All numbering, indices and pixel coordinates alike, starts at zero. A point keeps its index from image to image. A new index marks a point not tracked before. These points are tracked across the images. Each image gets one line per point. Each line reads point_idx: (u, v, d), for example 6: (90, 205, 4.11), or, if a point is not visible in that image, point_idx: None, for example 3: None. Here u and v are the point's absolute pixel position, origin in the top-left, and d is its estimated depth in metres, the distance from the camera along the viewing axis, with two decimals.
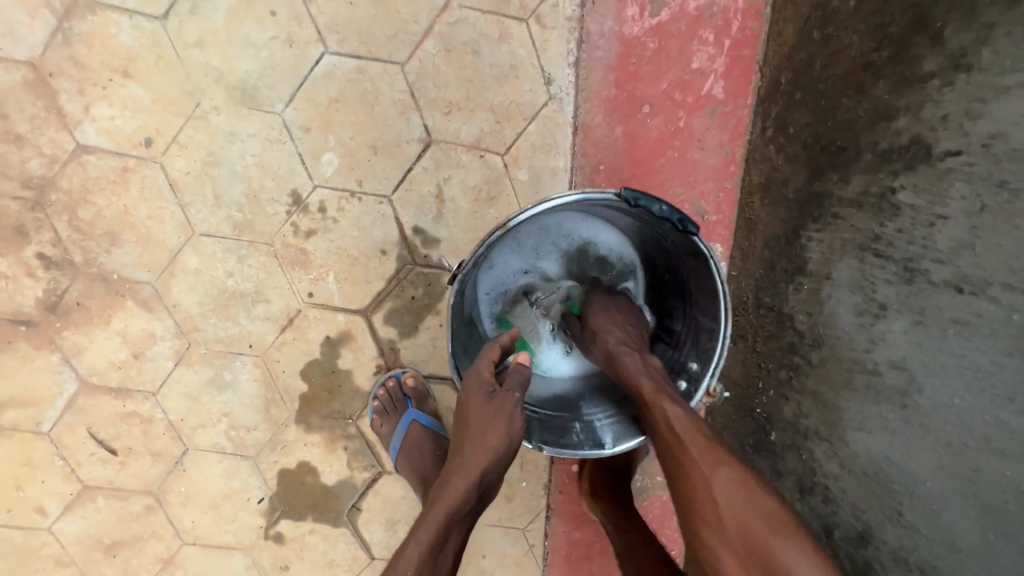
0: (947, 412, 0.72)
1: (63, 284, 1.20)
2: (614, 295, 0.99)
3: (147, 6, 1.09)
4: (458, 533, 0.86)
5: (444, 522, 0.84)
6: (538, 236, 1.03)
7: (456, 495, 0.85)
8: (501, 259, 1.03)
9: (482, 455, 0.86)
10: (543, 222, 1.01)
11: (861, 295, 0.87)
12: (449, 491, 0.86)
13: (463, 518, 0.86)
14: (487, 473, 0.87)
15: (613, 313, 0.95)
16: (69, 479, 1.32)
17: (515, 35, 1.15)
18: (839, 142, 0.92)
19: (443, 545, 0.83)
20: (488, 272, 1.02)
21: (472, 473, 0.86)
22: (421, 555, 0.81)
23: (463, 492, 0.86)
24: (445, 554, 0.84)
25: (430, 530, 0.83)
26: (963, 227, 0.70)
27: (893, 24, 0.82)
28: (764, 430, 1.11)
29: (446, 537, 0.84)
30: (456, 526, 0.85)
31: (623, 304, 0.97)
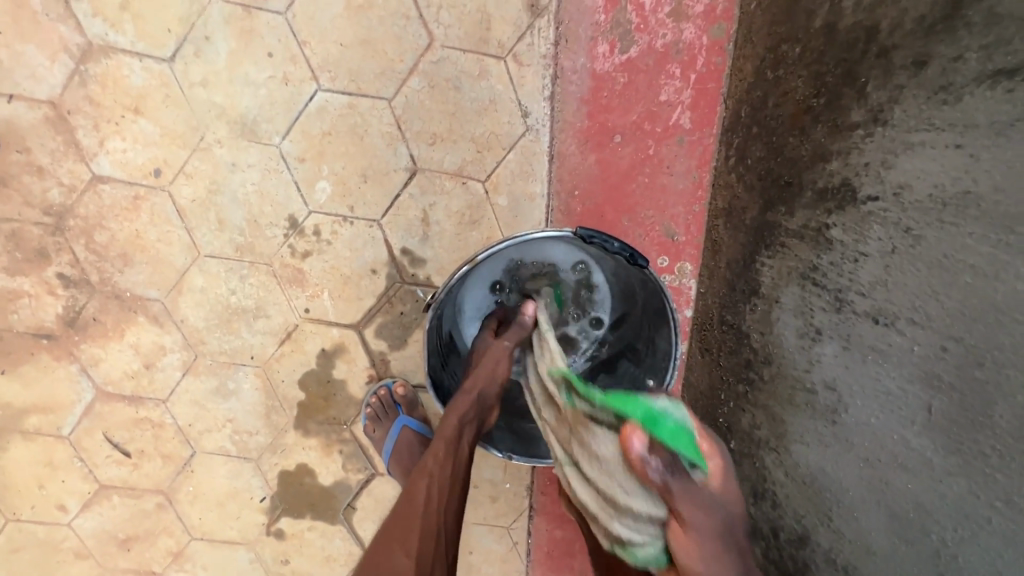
0: (866, 429, 0.81)
1: (81, 301, 1.31)
2: (719, 459, 0.70)
3: (154, 49, 1.18)
4: (471, 435, 0.95)
5: (454, 431, 0.93)
6: (526, 257, 1.05)
7: (463, 409, 0.94)
8: (484, 267, 1.04)
9: (480, 377, 0.96)
10: (531, 246, 1.03)
11: (802, 319, 0.95)
12: (455, 408, 0.95)
13: (472, 423, 0.95)
14: (487, 391, 0.96)
15: (738, 501, 0.69)
16: (86, 478, 1.44)
17: (494, 72, 1.24)
18: (786, 177, 1.00)
19: (458, 444, 0.93)
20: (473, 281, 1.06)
21: (471, 390, 0.95)
22: (442, 446, 0.93)
23: (468, 407, 0.95)
24: (461, 452, 0.94)
25: (445, 432, 0.94)
26: (878, 264, 0.78)
27: (828, 74, 0.90)
28: (725, 438, 1.19)
29: (459, 438, 0.94)
30: (467, 428, 0.95)
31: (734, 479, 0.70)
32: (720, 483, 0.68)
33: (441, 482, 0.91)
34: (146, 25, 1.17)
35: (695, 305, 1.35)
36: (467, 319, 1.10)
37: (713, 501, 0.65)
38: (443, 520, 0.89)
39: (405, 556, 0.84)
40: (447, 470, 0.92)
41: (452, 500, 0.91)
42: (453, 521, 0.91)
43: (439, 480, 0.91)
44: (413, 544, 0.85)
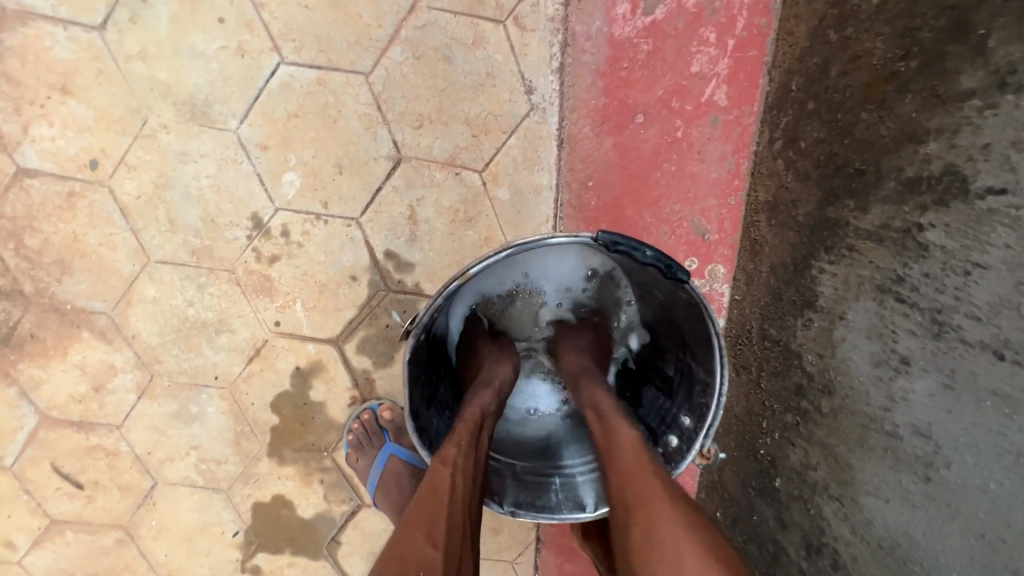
0: (980, 496, 0.62)
1: (14, 315, 1.13)
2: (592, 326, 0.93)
3: (82, 15, 1.00)
4: (490, 428, 0.81)
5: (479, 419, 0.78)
6: (531, 272, 0.90)
7: (488, 398, 0.81)
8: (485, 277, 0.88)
9: (499, 367, 0.86)
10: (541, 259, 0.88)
11: (879, 343, 0.75)
12: (477, 396, 0.81)
13: (493, 413, 0.82)
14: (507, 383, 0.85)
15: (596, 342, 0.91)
16: (35, 513, 1.25)
17: (491, 39, 1.04)
18: (858, 164, 0.79)
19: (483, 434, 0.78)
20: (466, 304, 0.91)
21: (495, 384, 0.83)
22: (466, 432, 0.76)
23: (491, 398, 0.82)
24: (484, 446, 0.78)
25: (472, 418, 0.78)
26: (1005, 281, 0.59)
27: (924, 28, 0.69)
28: (768, 475, 0.99)
29: (483, 428, 0.79)
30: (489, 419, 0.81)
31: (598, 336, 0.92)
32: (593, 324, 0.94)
33: (468, 472, 0.74)
34: None
35: (728, 314, 1.15)
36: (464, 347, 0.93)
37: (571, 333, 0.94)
38: (467, 518, 0.73)
39: (433, 549, 0.68)
40: (473, 461, 0.75)
41: (475, 494, 0.76)
42: (471, 523, 0.75)
43: (467, 469, 0.74)
44: (443, 538, 0.69)
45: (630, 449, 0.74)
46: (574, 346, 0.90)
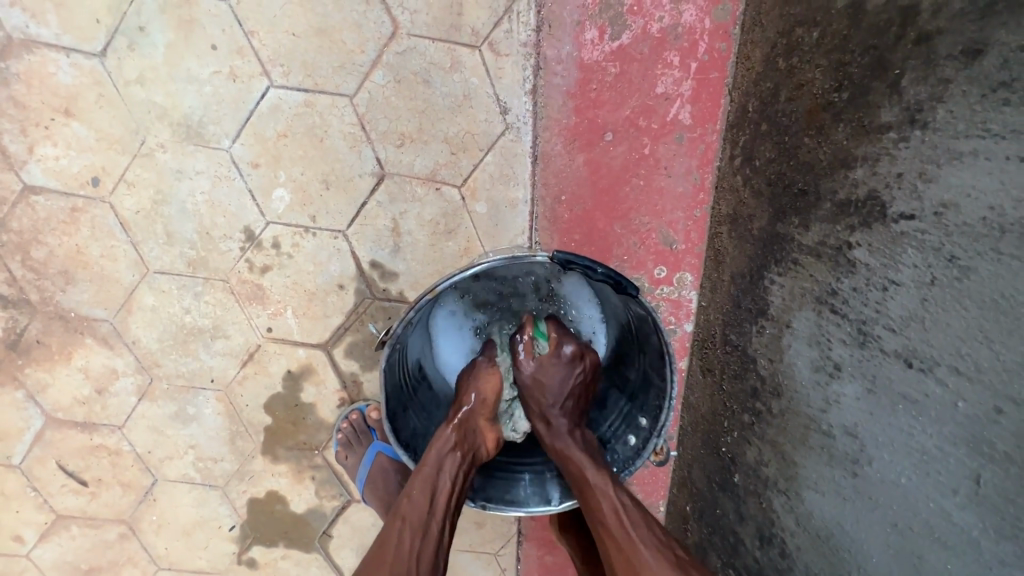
0: (894, 490, 0.69)
1: (22, 322, 1.20)
2: (557, 355, 0.88)
3: (84, 43, 1.07)
4: (452, 472, 0.83)
5: (435, 468, 0.83)
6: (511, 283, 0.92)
7: (444, 442, 0.84)
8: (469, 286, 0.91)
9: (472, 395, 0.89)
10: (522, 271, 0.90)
11: (818, 350, 0.82)
12: (440, 438, 0.85)
13: (454, 455, 0.83)
14: (472, 413, 0.87)
15: (548, 371, 0.88)
16: (42, 508, 1.32)
17: (467, 63, 1.11)
18: (801, 184, 0.85)
19: (436, 483, 0.82)
20: (457, 295, 0.92)
21: (456, 420, 0.86)
22: (418, 485, 0.83)
23: (451, 439, 0.84)
24: (441, 491, 0.83)
25: (426, 465, 0.83)
26: (912, 297, 0.66)
27: (853, 64, 0.75)
28: (729, 471, 1.06)
29: (439, 475, 0.83)
30: (451, 464, 0.83)
31: (558, 367, 0.88)
32: (544, 358, 0.89)
33: (415, 525, 0.82)
34: (72, 16, 1.06)
35: (695, 319, 1.21)
36: (446, 334, 0.97)
37: (532, 364, 0.89)
38: (416, 571, 0.80)
39: None
40: (423, 511, 0.82)
41: (432, 546, 0.82)
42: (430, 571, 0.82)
43: (413, 522, 0.82)
44: None
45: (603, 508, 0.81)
46: (534, 401, 0.89)
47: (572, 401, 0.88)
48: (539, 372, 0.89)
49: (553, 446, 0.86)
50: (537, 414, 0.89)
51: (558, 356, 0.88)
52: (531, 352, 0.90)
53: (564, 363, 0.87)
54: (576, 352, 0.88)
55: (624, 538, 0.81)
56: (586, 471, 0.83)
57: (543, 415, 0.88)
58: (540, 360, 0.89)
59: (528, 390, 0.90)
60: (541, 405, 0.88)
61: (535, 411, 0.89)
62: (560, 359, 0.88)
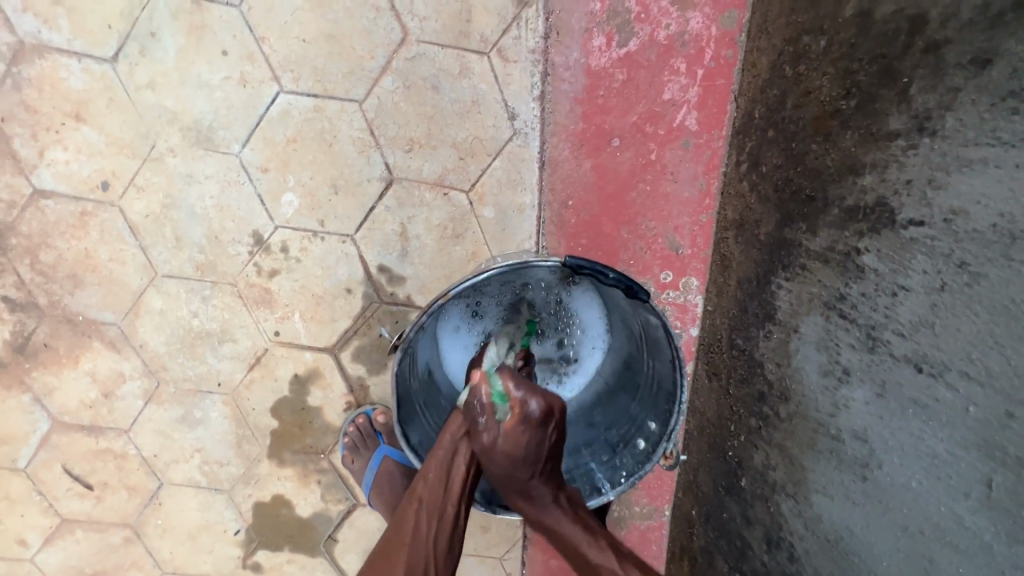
0: (904, 494, 0.70)
1: (30, 326, 1.20)
2: (521, 426, 0.78)
3: (95, 49, 1.07)
4: (467, 457, 0.84)
5: (451, 449, 0.84)
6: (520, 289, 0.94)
7: (458, 425, 0.85)
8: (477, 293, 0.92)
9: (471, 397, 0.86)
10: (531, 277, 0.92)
11: (826, 354, 0.82)
12: (453, 419, 0.85)
13: (469, 439, 0.85)
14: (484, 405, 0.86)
15: (516, 445, 0.79)
16: (47, 512, 1.31)
17: (476, 69, 1.11)
18: (808, 190, 0.86)
19: (453, 464, 0.83)
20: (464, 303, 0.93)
21: (467, 406, 0.86)
22: (434, 467, 0.83)
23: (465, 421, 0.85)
24: (456, 475, 0.83)
25: (440, 448, 0.84)
26: (922, 302, 0.67)
27: (861, 72, 0.76)
28: (735, 475, 1.06)
29: (455, 457, 0.84)
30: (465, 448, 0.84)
31: (524, 436, 0.78)
32: (510, 431, 0.78)
33: (430, 507, 0.83)
34: (84, 22, 1.06)
35: (701, 324, 1.22)
36: (454, 347, 0.97)
37: (496, 433, 0.80)
38: (434, 549, 0.83)
39: None
40: (438, 494, 0.83)
41: (448, 527, 0.83)
42: (447, 550, 0.84)
43: (428, 505, 0.83)
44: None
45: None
46: (506, 473, 0.82)
47: (547, 463, 0.82)
48: (504, 440, 0.79)
49: (537, 519, 0.83)
50: (516, 489, 0.83)
51: (525, 427, 0.78)
52: (494, 415, 0.80)
53: (532, 426, 0.78)
54: (541, 412, 0.78)
55: None
56: (587, 546, 0.83)
57: (523, 489, 0.82)
58: (503, 432, 0.79)
59: (497, 462, 0.81)
60: (518, 475, 0.82)
61: (512, 485, 0.83)
62: (526, 427, 0.78)
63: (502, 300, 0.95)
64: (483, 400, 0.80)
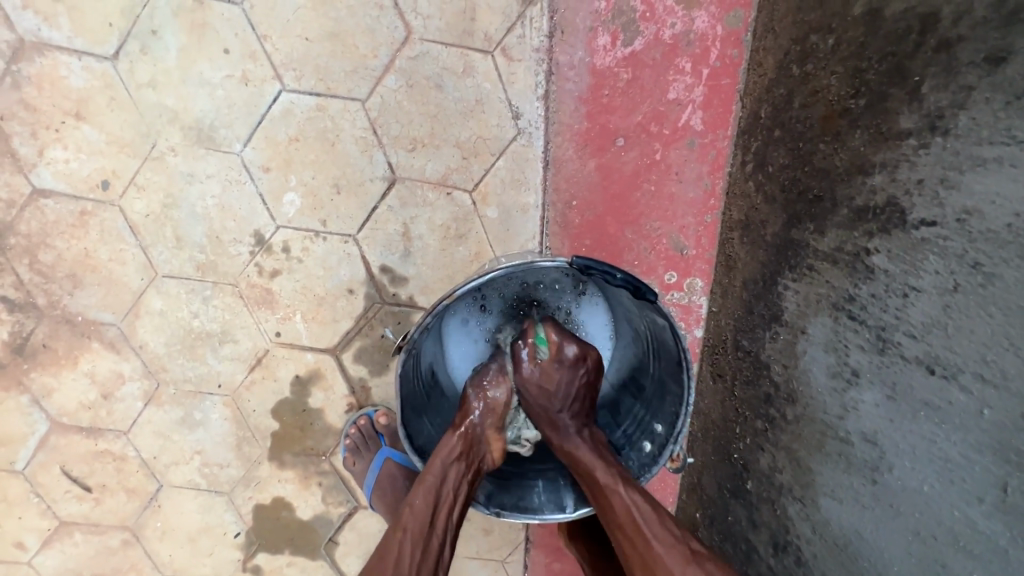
0: (916, 498, 0.69)
1: (28, 327, 1.19)
2: (559, 364, 0.85)
3: (96, 47, 1.06)
4: (456, 482, 0.83)
5: (439, 478, 0.83)
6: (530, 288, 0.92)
7: (448, 452, 0.83)
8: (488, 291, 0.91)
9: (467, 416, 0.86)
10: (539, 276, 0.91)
11: (835, 356, 0.81)
12: (444, 444, 0.84)
13: (458, 465, 0.83)
14: (477, 428, 0.85)
15: (554, 379, 0.85)
16: (45, 515, 1.30)
17: (480, 68, 1.11)
18: (816, 190, 0.86)
19: (440, 492, 0.83)
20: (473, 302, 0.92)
21: (463, 429, 0.84)
22: (422, 495, 0.83)
23: (455, 449, 0.83)
24: (442, 505, 0.83)
25: (428, 476, 0.83)
26: (935, 304, 0.66)
27: (871, 71, 0.76)
28: (741, 478, 1.05)
29: (442, 485, 0.83)
30: (453, 476, 0.83)
31: (564, 373, 0.85)
32: (548, 367, 0.85)
33: (415, 537, 0.84)
34: (85, 20, 1.05)
35: (705, 325, 1.21)
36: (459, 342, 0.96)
37: (535, 370, 0.86)
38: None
39: None
40: (423, 524, 0.84)
41: (433, 552, 0.85)
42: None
43: (414, 535, 0.84)
44: None
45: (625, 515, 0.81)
46: (540, 404, 0.87)
47: (580, 404, 0.86)
48: (543, 378, 0.86)
49: (563, 448, 0.85)
50: (545, 419, 0.87)
51: (564, 364, 0.85)
52: (532, 358, 0.86)
53: (567, 366, 0.85)
54: (575, 356, 0.85)
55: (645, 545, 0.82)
56: (597, 470, 0.82)
57: (550, 420, 0.86)
58: (542, 367, 0.86)
59: (534, 397, 0.87)
60: (550, 411, 0.86)
61: (543, 415, 0.87)
62: (562, 365, 0.85)
63: (512, 300, 0.92)
64: (523, 347, 0.86)
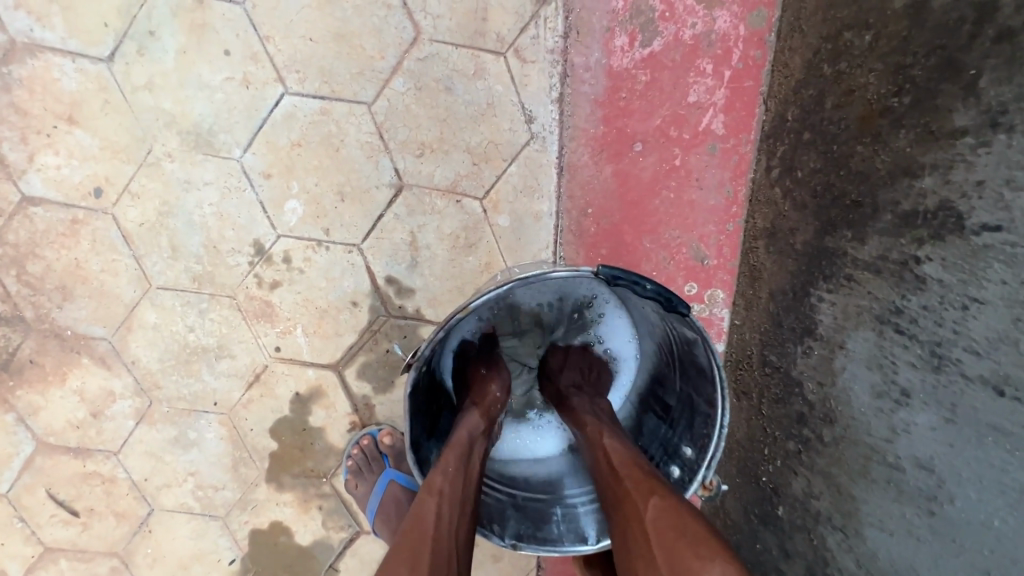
0: (985, 533, 0.62)
1: (15, 341, 1.13)
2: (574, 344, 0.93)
3: (91, 48, 1.02)
4: (484, 449, 0.80)
5: (466, 440, 0.78)
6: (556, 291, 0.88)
7: (477, 420, 0.80)
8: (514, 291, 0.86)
9: (488, 388, 0.85)
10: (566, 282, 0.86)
11: (879, 374, 0.75)
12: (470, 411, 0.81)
13: (484, 438, 0.80)
14: (498, 403, 0.84)
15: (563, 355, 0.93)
16: (29, 541, 1.23)
17: (492, 70, 1.06)
18: (854, 196, 0.80)
19: (472, 454, 0.77)
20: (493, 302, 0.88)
21: (484, 408, 0.82)
22: (454, 457, 0.75)
23: (481, 419, 0.81)
24: (474, 467, 0.76)
25: (458, 441, 0.77)
26: (1003, 316, 0.60)
27: (916, 66, 0.71)
28: (770, 503, 0.98)
29: (471, 451, 0.77)
30: (479, 442, 0.79)
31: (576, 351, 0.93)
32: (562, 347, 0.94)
33: (452, 501, 0.73)
34: (80, 20, 1.01)
35: (727, 339, 1.15)
36: (471, 336, 0.90)
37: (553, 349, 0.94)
38: (455, 549, 0.71)
39: None
40: (459, 488, 0.74)
41: (467, 526, 0.73)
42: (466, 550, 0.73)
43: (450, 496, 0.73)
44: None
45: (601, 453, 0.78)
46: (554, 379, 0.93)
47: (583, 377, 0.91)
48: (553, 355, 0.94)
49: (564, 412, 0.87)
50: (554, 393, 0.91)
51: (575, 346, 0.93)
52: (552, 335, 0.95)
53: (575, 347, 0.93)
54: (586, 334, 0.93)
55: (618, 483, 0.74)
56: (586, 421, 0.82)
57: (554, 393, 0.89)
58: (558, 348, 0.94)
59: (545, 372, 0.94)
60: (557, 383, 0.90)
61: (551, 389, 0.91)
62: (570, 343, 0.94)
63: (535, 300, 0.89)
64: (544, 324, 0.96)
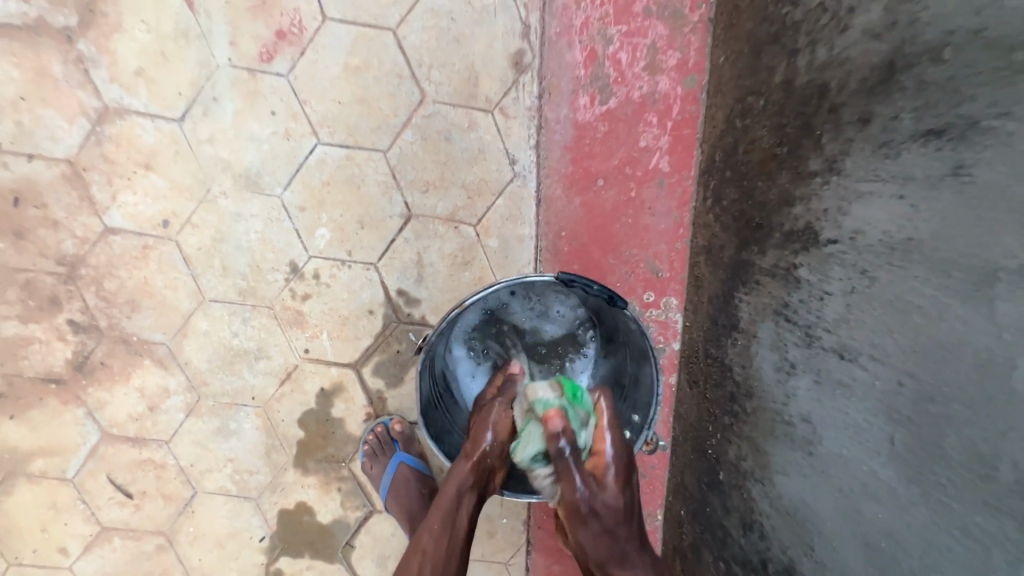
0: (837, 460, 0.85)
1: (89, 346, 1.36)
2: (619, 491, 0.95)
3: (166, 111, 1.29)
4: (470, 505, 0.97)
5: (454, 495, 0.97)
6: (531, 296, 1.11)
7: (461, 475, 0.97)
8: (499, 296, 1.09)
9: (482, 437, 0.98)
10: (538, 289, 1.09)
11: (778, 353, 0.99)
12: (457, 471, 0.98)
13: (471, 493, 0.97)
14: (489, 455, 0.98)
15: (615, 509, 0.95)
16: (89, 520, 1.43)
17: (482, 124, 1.33)
18: (757, 220, 1.05)
19: (457, 516, 0.96)
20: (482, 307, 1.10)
21: (475, 458, 0.97)
22: (439, 518, 0.97)
23: (467, 474, 0.97)
24: (457, 526, 0.96)
25: (444, 501, 0.97)
26: (841, 302, 0.84)
27: (788, 126, 0.97)
28: (715, 470, 1.20)
29: (458, 507, 0.97)
30: (465, 503, 0.97)
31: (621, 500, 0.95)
32: (614, 499, 0.95)
33: (433, 558, 0.95)
34: (158, 89, 1.28)
35: (680, 338, 1.39)
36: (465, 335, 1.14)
37: (606, 504, 0.94)
38: None
39: None
40: (441, 546, 0.95)
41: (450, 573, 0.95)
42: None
43: (433, 555, 0.95)
44: None
45: None
46: (609, 533, 0.95)
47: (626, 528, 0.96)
48: (600, 502, 0.94)
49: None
50: (614, 557, 0.96)
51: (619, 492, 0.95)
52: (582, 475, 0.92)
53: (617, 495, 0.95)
54: (623, 476, 0.96)
55: None
56: None
57: (615, 555, 0.96)
58: (610, 500, 0.94)
59: (596, 529, 0.94)
60: (620, 545, 0.96)
61: (607, 551, 0.96)
62: (615, 488, 0.95)
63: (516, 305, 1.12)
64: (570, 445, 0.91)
